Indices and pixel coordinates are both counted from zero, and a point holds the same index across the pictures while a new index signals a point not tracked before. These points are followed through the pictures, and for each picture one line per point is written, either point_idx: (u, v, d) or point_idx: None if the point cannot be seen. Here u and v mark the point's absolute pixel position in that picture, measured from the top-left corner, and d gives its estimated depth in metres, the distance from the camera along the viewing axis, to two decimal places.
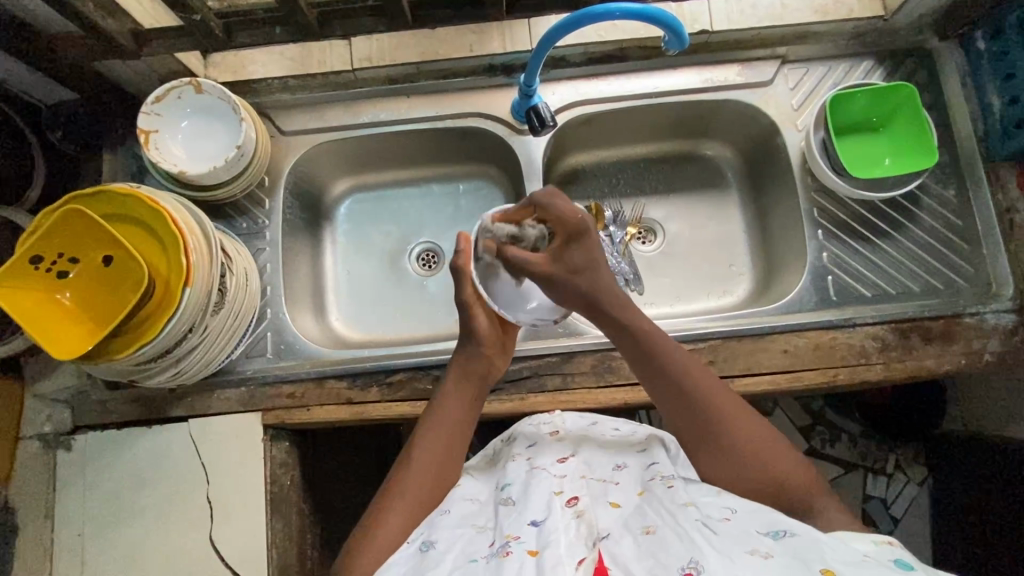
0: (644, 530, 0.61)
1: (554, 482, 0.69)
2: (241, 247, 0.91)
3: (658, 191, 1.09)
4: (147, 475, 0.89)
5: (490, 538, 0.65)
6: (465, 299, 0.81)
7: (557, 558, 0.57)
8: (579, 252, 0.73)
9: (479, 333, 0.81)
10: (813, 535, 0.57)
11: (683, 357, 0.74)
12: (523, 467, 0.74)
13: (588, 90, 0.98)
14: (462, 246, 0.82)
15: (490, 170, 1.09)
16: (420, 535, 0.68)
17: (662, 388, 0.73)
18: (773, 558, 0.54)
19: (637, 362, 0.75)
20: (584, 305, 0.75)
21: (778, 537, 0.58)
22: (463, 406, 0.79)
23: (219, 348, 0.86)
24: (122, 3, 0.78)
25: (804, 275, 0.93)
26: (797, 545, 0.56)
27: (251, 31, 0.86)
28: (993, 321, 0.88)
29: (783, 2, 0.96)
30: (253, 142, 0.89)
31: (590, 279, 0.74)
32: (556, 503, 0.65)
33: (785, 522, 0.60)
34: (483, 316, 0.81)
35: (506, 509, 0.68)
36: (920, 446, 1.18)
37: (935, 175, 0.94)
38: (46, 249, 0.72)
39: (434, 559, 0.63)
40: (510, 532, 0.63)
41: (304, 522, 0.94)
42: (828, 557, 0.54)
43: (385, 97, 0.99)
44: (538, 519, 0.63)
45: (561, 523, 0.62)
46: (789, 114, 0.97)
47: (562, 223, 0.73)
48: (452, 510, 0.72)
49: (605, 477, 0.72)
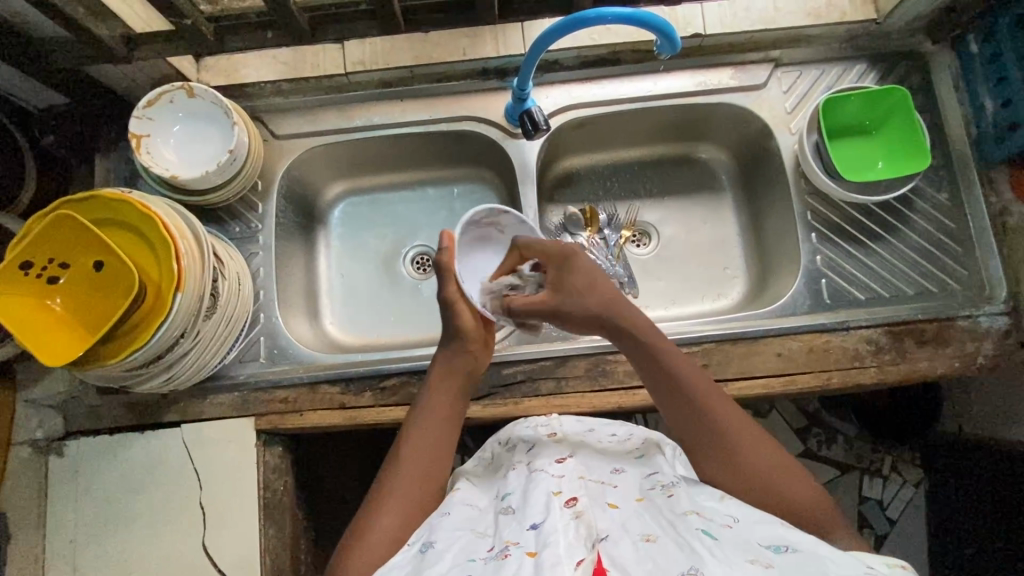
0: (644, 537, 0.60)
1: (553, 483, 0.68)
2: (234, 252, 0.90)
3: (652, 194, 1.09)
4: (139, 480, 0.88)
5: (490, 543, 0.64)
6: (447, 297, 0.80)
7: (556, 557, 0.55)
8: (574, 275, 0.78)
9: (461, 330, 0.80)
10: (815, 552, 0.57)
11: (689, 368, 0.74)
12: (524, 473, 0.73)
13: (582, 94, 0.98)
14: (445, 243, 0.80)
15: (485, 172, 1.08)
16: (420, 537, 0.68)
17: (669, 396, 0.74)
18: (774, 568, 0.54)
19: (644, 371, 0.76)
20: (589, 321, 0.77)
21: (780, 552, 0.58)
22: (448, 406, 0.78)
23: (211, 354, 0.85)
24: (114, 8, 0.78)
25: (798, 277, 0.93)
26: (800, 561, 0.56)
27: (242, 35, 0.85)
28: (986, 324, 0.88)
29: (776, 6, 0.96)
30: (245, 146, 0.89)
31: (590, 298, 0.77)
32: (555, 504, 0.63)
33: (787, 538, 0.60)
34: (467, 312, 0.80)
35: (507, 518, 0.67)
36: (915, 448, 1.18)
37: (928, 178, 0.94)
38: (36, 254, 0.71)
39: (432, 559, 0.63)
40: (510, 538, 0.62)
41: (297, 527, 0.94)
42: (830, 572, 0.54)
43: (379, 101, 0.99)
44: (538, 522, 0.62)
45: (560, 523, 0.60)
46: (782, 117, 0.97)
47: (548, 253, 0.80)
48: (452, 512, 0.70)
49: (603, 479, 0.71)
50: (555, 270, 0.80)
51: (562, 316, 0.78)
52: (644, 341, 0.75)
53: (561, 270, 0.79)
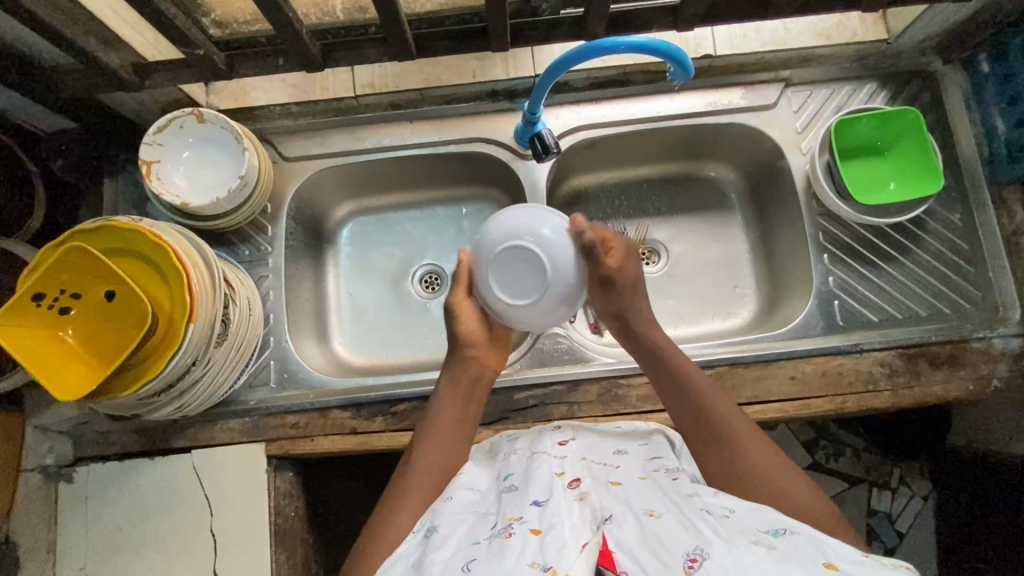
0: (647, 512, 0.59)
1: (555, 463, 0.68)
2: (244, 277, 0.90)
3: (661, 212, 1.09)
4: (149, 508, 0.88)
5: (493, 522, 0.63)
6: (452, 302, 0.81)
7: (562, 541, 0.56)
8: (635, 269, 0.80)
9: (466, 338, 0.81)
10: (814, 535, 0.57)
11: (696, 372, 0.77)
12: (525, 455, 0.72)
13: (591, 115, 0.98)
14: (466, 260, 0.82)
15: (494, 192, 1.08)
16: (424, 523, 0.67)
17: (681, 403, 0.75)
18: (776, 550, 0.54)
19: (655, 373, 0.78)
20: (617, 321, 0.80)
21: (779, 534, 0.57)
22: (455, 411, 0.79)
23: (226, 376, 0.85)
24: (125, 37, 0.79)
25: (811, 299, 0.93)
26: (799, 543, 0.55)
27: (253, 62, 0.85)
28: (1000, 345, 0.88)
29: (785, 27, 0.97)
30: (256, 170, 0.88)
31: (637, 297, 0.80)
32: (558, 484, 0.64)
33: (786, 522, 0.60)
34: (468, 317, 0.81)
35: (510, 494, 0.66)
36: (926, 459, 1.15)
37: (940, 199, 0.94)
38: (49, 286, 0.70)
39: (437, 543, 0.62)
40: (512, 514, 0.62)
41: (304, 551, 0.93)
42: (829, 554, 0.54)
43: (388, 122, 0.99)
44: (541, 499, 0.62)
45: (563, 505, 0.60)
46: (793, 137, 0.97)
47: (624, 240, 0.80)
48: (454, 496, 0.70)
49: (606, 461, 0.71)
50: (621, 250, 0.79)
51: (611, 293, 0.78)
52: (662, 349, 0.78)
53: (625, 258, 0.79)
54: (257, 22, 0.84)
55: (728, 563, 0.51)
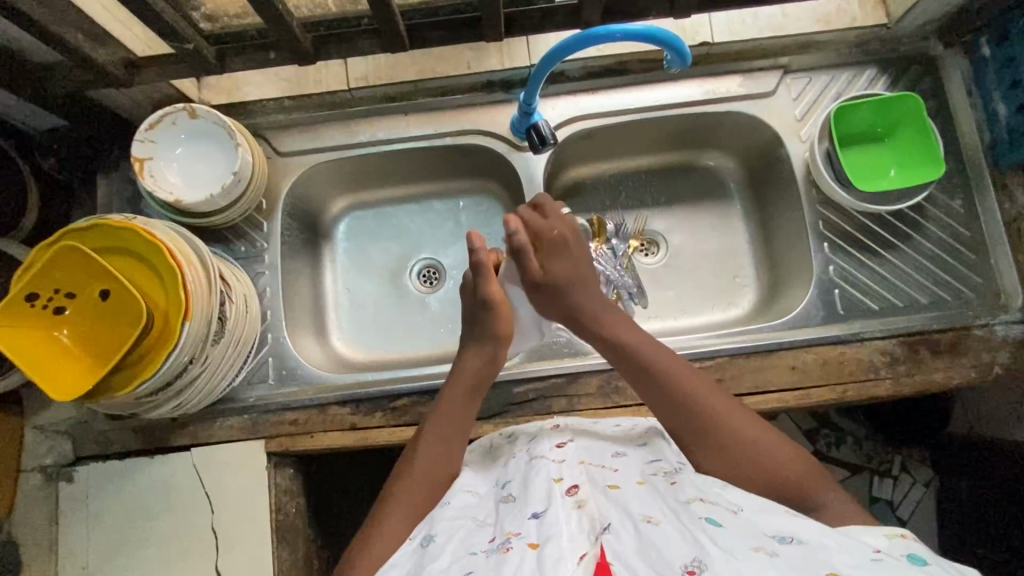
0: (646, 519, 0.59)
1: (554, 469, 0.68)
2: (240, 274, 0.89)
3: (660, 202, 1.08)
4: (149, 506, 0.87)
5: (491, 534, 0.63)
6: (489, 294, 0.78)
7: (558, 552, 0.56)
8: (563, 264, 0.78)
9: (503, 336, 0.79)
10: (821, 543, 0.56)
11: (657, 350, 0.76)
12: (524, 459, 0.72)
13: (587, 105, 0.97)
14: (477, 244, 0.79)
15: (491, 185, 1.07)
16: (421, 530, 0.67)
17: (648, 387, 0.74)
18: (778, 556, 0.54)
19: (616, 360, 0.77)
20: (566, 314, 0.79)
21: (785, 542, 0.56)
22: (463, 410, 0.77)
23: (222, 374, 0.84)
24: (113, 32, 0.78)
25: (811, 288, 0.92)
26: (805, 552, 0.54)
27: (246, 56, 0.84)
28: (1002, 333, 0.87)
29: (785, 12, 0.96)
30: (250, 166, 0.88)
31: (574, 289, 0.78)
32: (556, 492, 0.64)
33: (794, 529, 0.58)
34: (506, 314, 0.79)
35: (508, 506, 0.66)
36: (926, 448, 1.16)
37: (941, 186, 0.93)
38: (42, 286, 0.70)
39: (432, 554, 0.62)
40: (511, 529, 0.62)
41: (308, 548, 0.93)
42: (837, 562, 0.53)
43: (383, 115, 0.98)
44: (538, 512, 0.62)
45: (562, 514, 0.61)
46: (792, 125, 0.96)
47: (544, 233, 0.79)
48: (452, 502, 0.70)
49: (605, 464, 0.71)
50: (542, 251, 0.79)
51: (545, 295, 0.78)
52: (618, 333, 0.77)
53: (552, 254, 0.78)
54: (248, 17, 0.83)
55: (725, 570, 0.51)
